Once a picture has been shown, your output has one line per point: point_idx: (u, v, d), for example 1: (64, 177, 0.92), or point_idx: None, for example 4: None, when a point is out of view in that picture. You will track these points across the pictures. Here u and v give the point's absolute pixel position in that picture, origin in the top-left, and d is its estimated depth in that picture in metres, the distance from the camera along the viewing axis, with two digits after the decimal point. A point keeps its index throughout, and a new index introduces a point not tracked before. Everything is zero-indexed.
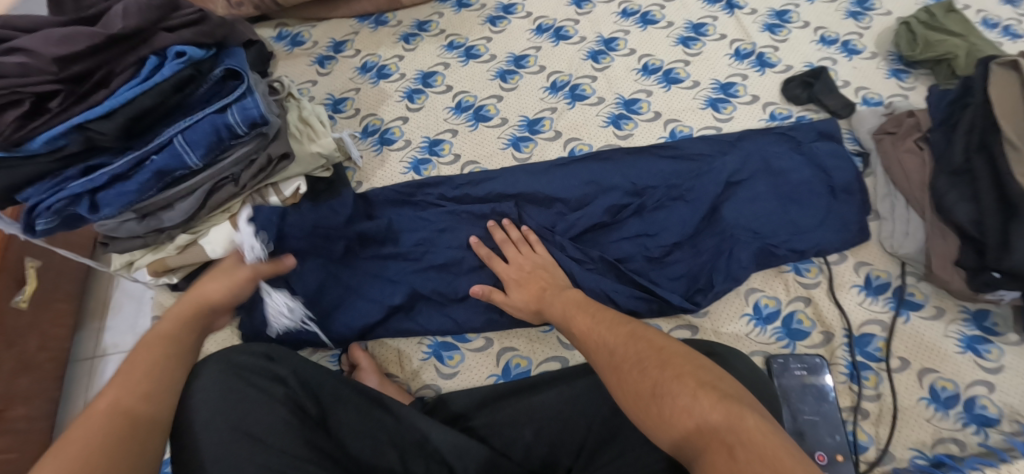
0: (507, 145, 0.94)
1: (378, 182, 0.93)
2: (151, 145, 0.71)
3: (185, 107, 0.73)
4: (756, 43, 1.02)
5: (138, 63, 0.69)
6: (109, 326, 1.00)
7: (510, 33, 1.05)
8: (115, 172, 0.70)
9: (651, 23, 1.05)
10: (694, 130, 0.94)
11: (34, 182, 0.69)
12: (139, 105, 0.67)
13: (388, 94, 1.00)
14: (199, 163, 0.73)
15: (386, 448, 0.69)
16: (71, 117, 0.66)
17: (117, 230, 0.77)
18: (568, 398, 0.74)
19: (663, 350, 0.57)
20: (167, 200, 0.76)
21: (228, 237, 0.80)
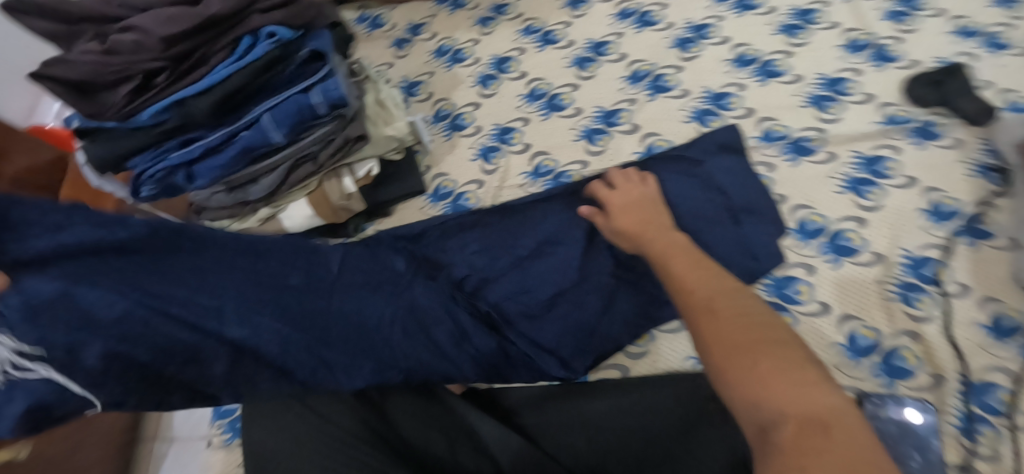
0: (579, 136, 0.88)
1: (447, 167, 0.89)
2: (241, 121, 0.73)
3: (271, 87, 0.74)
4: (874, 33, 0.89)
5: (234, 43, 0.71)
6: None
7: (590, 18, 0.98)
8: (207, 146, 0.73)
9: (748, 9, 0.94)
10: (792, 130, 0.84)
11: (138, 152, 0.72)
12: (233, 84, 0.70)
13: (461, 79, 0.96)
14: (282, 140, 0.74)
15: (432, 433, 0.66)
16: (173, 93, 0.69)
17: (208, 201, 0.80)
18: (628, 401, 0.68)
19: (723, 305, 0.51)
20: (252, 174, 0.77)
21: (306, 214, 0.82)
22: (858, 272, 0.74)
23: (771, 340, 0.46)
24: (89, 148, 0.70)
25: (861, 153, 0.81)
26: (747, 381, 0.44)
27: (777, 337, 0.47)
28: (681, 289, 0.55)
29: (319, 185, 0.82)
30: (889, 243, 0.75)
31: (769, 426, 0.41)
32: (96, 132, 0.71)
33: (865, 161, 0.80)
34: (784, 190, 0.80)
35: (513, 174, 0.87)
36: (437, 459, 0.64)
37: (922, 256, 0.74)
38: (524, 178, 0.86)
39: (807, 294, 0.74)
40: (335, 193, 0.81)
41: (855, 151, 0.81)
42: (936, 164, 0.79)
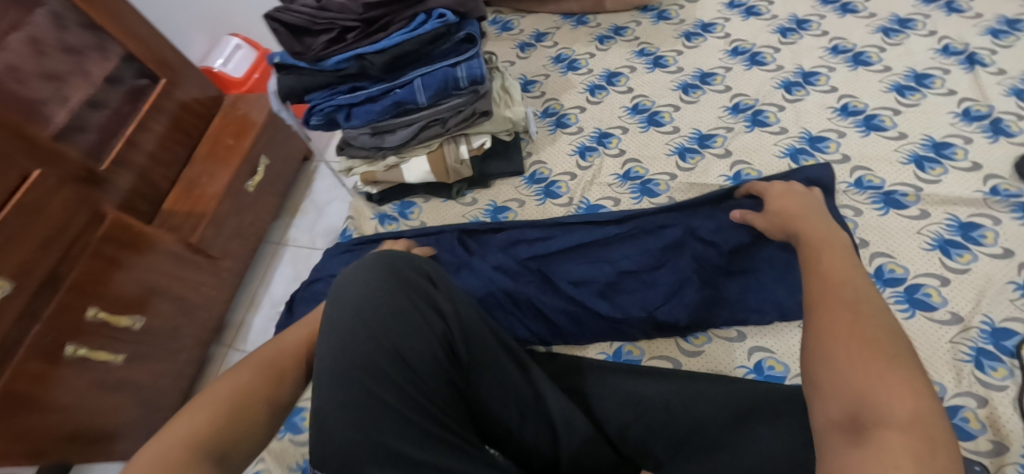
0: (673, 152, 0.93)
1: (546, 157, 0.98)
2: (399, 80, 0.85)
3: (427, 57, 0.85)
4: (993, 106, 0.88)
5: (412, 18, 0.83)
6: (295, 223, 1.40)
7: (703, 50, 1.03)
8: (368, 94, 0.85)
9: (863, 64, 0.96)
10: (886, 183, 0.84)
11: (318, 88, 0.86)
12: (403, 49, 0.82)
13: (572, 85, 1.04)
14: (426, 102, 0.86)
15: (506, 398, 0.65)
16: (356, 49, 0.83)
17: (353, 139, 0.91)
18: (677, 389, 0.72)
19: (859, 310, 0.54)
20: (393, 125, 0.89)
21: (423, 170, 0.93)
22: (932, 328, 0.74)
23: (885, 350, 0.50)
24: (283, 79, 0.86)
25: (956, 218, 0.80)
26: (856, 382, 0.49)
27: (900, 359, 0.50)
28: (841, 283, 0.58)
29: (440, 146, 0.92)
30: (971, 307, 0.74)
31: (859, 421, 0.47)
32: (291, 67, 0.86)
33: (959, 225, 0.80)
34: (867, 236, 0.81)
35: (604, 174, 0.94)
36: (502, 425, 0.65)
37: (1004, 327, 0.72)
38: (614, 179, 0.93)
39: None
40: (451, 155, 0.92)
41: (951, 215, 0.81)
42: None
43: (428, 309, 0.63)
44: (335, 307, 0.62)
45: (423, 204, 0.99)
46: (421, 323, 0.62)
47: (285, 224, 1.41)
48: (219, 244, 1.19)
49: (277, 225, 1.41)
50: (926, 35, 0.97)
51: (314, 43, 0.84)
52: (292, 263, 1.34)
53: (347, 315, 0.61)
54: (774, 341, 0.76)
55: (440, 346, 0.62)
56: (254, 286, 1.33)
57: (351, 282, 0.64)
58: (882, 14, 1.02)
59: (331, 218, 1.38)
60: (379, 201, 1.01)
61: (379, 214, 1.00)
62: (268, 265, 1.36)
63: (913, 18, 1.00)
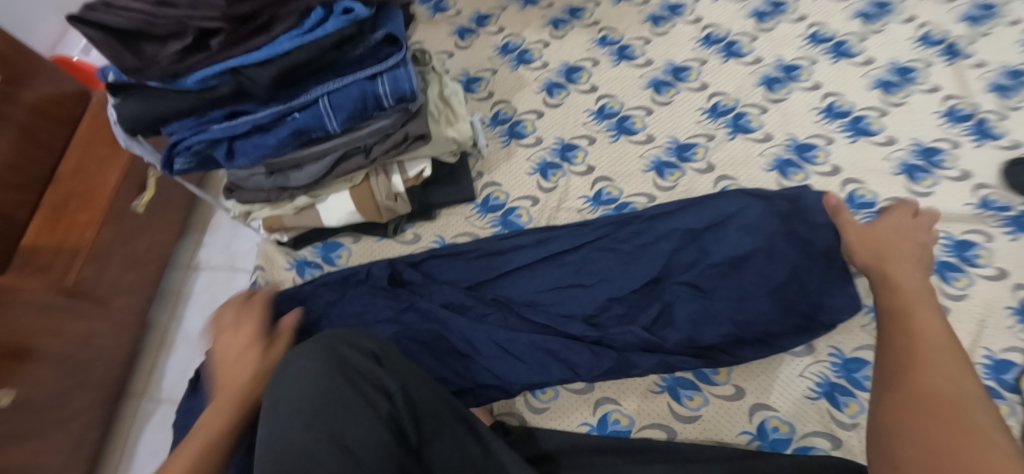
0: (648, 168, 0.81)
1: (502, 177, 0.83)
2: (296, 101, 0.66)
3: (332, 66, 0.65)
4: (978, 104, 0.82)
5: (305, 12, 0.61)
6: (205, 242, 1.19)
7: (672, 39, 0.91)
8: (256, 122, 0.66)
9: (845, 56, 0.87)
10: (880, 197, 0.77)
11: (177, 118, 0.66)
12: (297, 59, 0.61)
13: (526, 83, 0.89)
14: (337, 128, 0.68)
15: None
16: (226, 60, 0.61)
17: (245, 181, 0.74)
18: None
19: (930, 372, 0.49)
20: (299, 159, 0.72)
21: (347, 209, 0.77)
22: None
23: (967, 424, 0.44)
24: (122, 105, 0.64)
25: (950, 235, 0.75)
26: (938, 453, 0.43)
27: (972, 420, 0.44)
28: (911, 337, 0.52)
29: (365, 180, 0.76)
30: (972, 339, 0.70)
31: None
32: (132, 88, 0.65)
33: (954, 244, 0.75)
34: None
35: (572, 196, 0.81)
36: None
37: (1006, 360, 0.68)
38: (584, 203, 0.80)
39: (855, 412, 0.66)
40: (382, 191, 0.76)
41: (946, 232, 0.75)
42: None
43: (375, 393, 0.60)
44: (277, 404, 0.58)
45: (353, 246, 0.84)
46: (372, 410, 0.58)
47: (194, 243, 1.20)
48: (109, 282, 0.99)
49: (184, 244, 1.20)
50: (905, 21, 0.89)
51: (161, 53, 0.61)
52: (207, 292, 1.13)
53: (293, 409, 0.57)
54: (778, 396, 0.69)
55: (392, 431, 0.58)
56: (165, 321, 1.12)
57: (292, 375, 0.60)
58: None
59: (248, 236, 1.17)
60: (295, 245, 0.85)
61: (297, 261, 0.84)
62: (179, 296, 1.15)
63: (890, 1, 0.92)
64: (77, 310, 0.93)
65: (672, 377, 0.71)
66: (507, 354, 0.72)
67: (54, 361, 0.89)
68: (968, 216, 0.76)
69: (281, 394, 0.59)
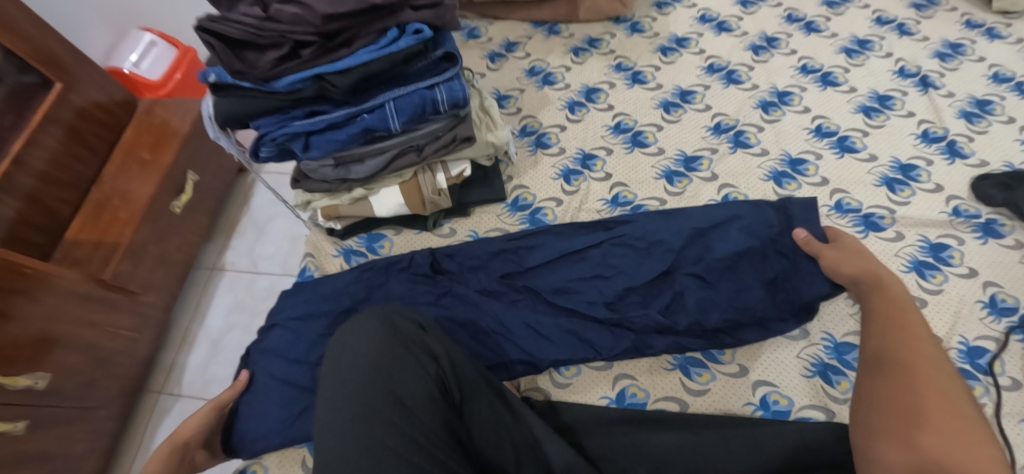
0: (659, 176, 0.92)
1: (529, 181, 0.94)
2: (367, 104, 0.77)
3: (399, 76, 0.77)
4: (948, 128, 0.93)
5: (381, 32, 0.74)
6: (230, 246, 1.30)
7: (680, 67, 1.03)
8: (331, 120, 0.77)
9: (831, 85, 0.99)
10: (863, 206, 0.87)
11: (266, 114, 0.77)
12: (372, 69, 0.73)
13: (550, 101, 1.01)
14: (399, 128, 0.79)
15: (504, 444, 0.68)
16: (314, 68, 0.73)
17: (313, 172, 0.84)
18: (698, 439, 0.70)
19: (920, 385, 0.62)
20: (362, 154, 0.82)
21: (396, 202, 0.87)
22: None
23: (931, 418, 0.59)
24: (220, 103, 0.75)
25: (927, 239, 0.85)
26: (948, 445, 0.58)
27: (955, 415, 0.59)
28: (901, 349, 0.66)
29: (413, 176, 0.86)
30: (949, 328, 0.79)
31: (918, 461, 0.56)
32: (229, 88, 0.75)
33: (930, 246, 0.84)
34: None
35: (592, 199, 0.91)
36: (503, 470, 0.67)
37: (977, 346, 0.77)
38: (602, 205, 0.91)
39: (845, 388, 0.75)
40: (428, 187, 0.86)
41: (922, 236, 0.85)
42: (1002, 264, 0.82)
43: (425, 357, 0.67)
44: (339, 364, 0.66)
45: (395, 237, 0.93)
46: (424, 370, 0.65)
47: (219, 247, 1.30)
48: (140, 278, 1.07)
49: (210, 249, 1.30)
50: (884, 57, 1.02)
51: (259, 60, 0.72)
52: (230, 292, 1.24)
53: (353, 368, 0.65)
54: (777, 373, 0.77)
55: (440, 392, 0.65)
56: (187, 320, 1.21)
57: (352, 340, 0.67)
58: (843, 34, 1.05)
59: (270, 241, 1.29)
60: (342, 235, 0.95)
61: (343, 249, 0.94)
62: (203, 294, 1.25)
63: (870, 39, 1.04)
64: (109, 303, 1.00)
65: (682, 357, 0.80)
66: (536, 334, 0.80)
67: (82, 347, 0.95)
68: (941, 222, 0.86)
69: (342, 356, 0.67)
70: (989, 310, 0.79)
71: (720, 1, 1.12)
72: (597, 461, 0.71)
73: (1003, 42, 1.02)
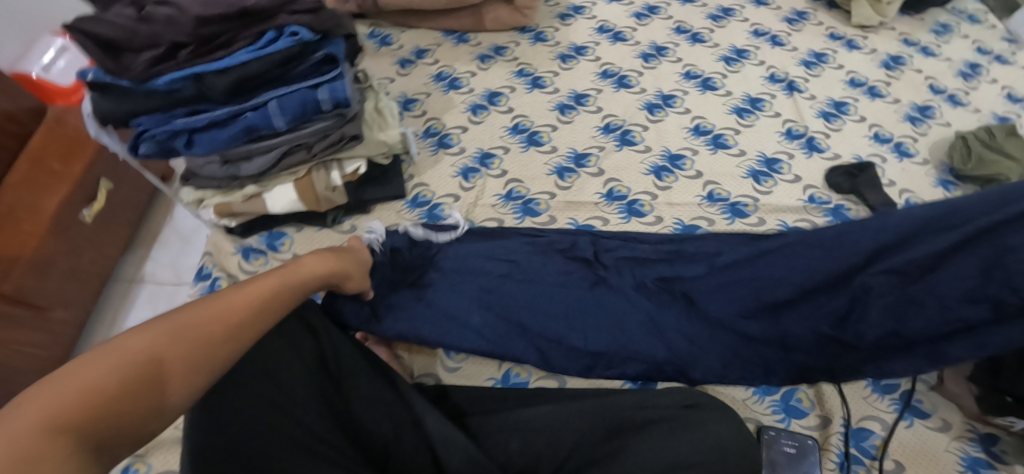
0: (551, 172, 1.00)
1: (430, 179, 1.00)
2: (250, 102, 0.82)
3: (283, 78, 0.82)
4: (808, 126, 1.04)
5: (260, 34, 0.79)
6: (151, 256, 1.51)
7: (576, 72, 1.11)
8: (213, 119, 0.81)
9: (710, 89, 1.08)
10: (732, 195, 0.97)
11: (147, 113, 0.80)
12: (252, 69, 0.78)
13: (454, 104, 1.08)
14: (283, 127, 0.83)
15: (380, 422, 0.69)
16: (193, 68, 0.78)
17: (201, 169, 0.86)
18: (557, 410, 0.75)
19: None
20: (249, 152, 0.86)
21: (290, 198, 0.91)
22: None
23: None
24: (98, 101, 0.79)
25: (785, 223, 0.94)
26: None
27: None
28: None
29: (307, 173, 0.91)
30: None
31: None
32: (105, 87, 0.79)
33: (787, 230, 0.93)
34: None
35: (488, 194, 0.98)
36: None
37: None
38: (498, 199, 0.97)
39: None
40: (321, 183, 0.91)
41: (781, 221, 0.94)
42: None
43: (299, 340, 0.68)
44: None
45: (295, 234, 0.97)
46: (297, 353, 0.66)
47: (140, 259, 1.51)
48: (46, 287, 1.27)
49: (128, 262, 1.50)
50: (758, 64, 1.11)
51: (134, 61, 0.76)
52: (147, 304, 1.44)
53: None
54: None
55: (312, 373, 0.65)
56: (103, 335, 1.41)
57: None
58: (723, 44, 1.14)
59: (196, 252, 1.51)
60: (242, 233, 0.96)
61: (242, 247, 0.96)
62: (123, 303, 1.45)
63: (747, 49, 1.14)
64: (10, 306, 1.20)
65: None
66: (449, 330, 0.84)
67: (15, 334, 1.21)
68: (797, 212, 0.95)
69: None
70: None
71: (616, 14, 1.20)
72: (479, 440, 0.76)
73: (860, 52, 1.13)
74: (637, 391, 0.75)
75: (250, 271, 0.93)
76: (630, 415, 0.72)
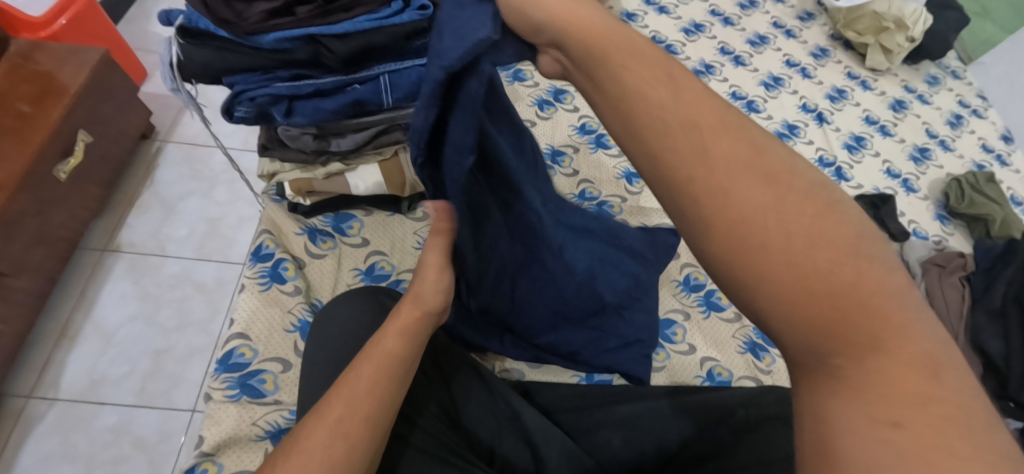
0: (620, 176, 1.03)
1: None
2: (359, 75, 0.78)
3: (398, 51, 0.78)
4: (837, 156, 1.16)
5: (384, 3, 0.74)
6: (128, 223, 1.37)
7: None
8: (319, 87, 0.77)
9: (754, 112, 1.17)
10: None
11: (244, 71, 0.75)
12: (373, 39, 0.73)
13: (521, 97, 1.09)
14: (390, 104, 0.80)
15: (488, 418, 0.74)
16: (309, 28, 0.72)
17: (290, 139, 0.81)
18: (657, 408, 0.79)
19: (856, 257, 0.42)
20: (344, 127, 0.82)
21: (374, 180, 0.89)
22: None
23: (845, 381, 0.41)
24: (192, 51, 0.72)
25: None
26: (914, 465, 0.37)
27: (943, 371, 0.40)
28: (705, 162, 0.44)
29: (394, 155, 0.89)
30: None
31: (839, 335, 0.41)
32: (202, 35, 0.72)
33: None
34: None
35: (562, 193, 1.00)
36: (486, 446, 0.72)
37: None
38: (572, 198, 0.99)
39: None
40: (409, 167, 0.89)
41: None
42: None
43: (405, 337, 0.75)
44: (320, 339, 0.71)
45: (364, 218, 0.95)
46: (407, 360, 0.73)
47: (114, 224, 1.36)
48: (13, 253, 1.08)
49: (99, 226, 1.35)
50: (792, 93, 1.22)
51: (248, 11, 0.70)
52: (126, 276, 1.30)
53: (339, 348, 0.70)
54: (718, 350, 0.91)
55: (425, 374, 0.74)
56: (69, 311, 1.24)
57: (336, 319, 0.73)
58: (762, 70, 1.24)
59: (181, 220, 1.39)
60: (305, 212, 0.93)
61: (307, 227, 0.92)
62: (95, 272, 1.29)
63: (782, 77, 1.24)
64: None
65: None
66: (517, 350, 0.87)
67: None
68: None
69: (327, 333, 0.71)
70: None
71: (667, 27, 1.27)
72: (577, 438, 0.78)
73: (872, 92, 1.27)
74: (724, 391, 0.81)
75: (320, 254, 0.90)
76: (727, 411, 0.77)
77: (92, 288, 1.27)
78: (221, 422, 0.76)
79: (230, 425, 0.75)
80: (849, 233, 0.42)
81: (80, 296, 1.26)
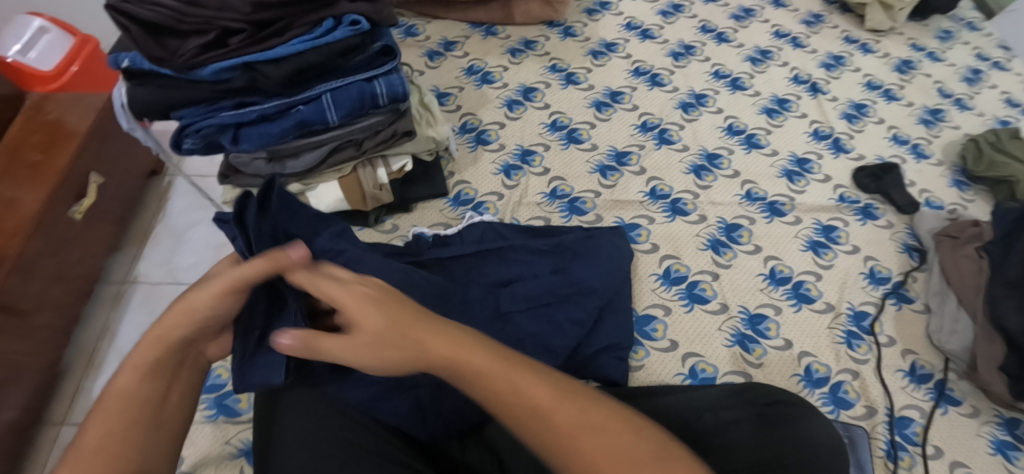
0: (594, 170, 1.00)
1: (473, 176, 0.99)
2: (302, 96, 0.78)
3: (338, 69, 0.79)
4: (834, 127, 1.08)
5: (315, 23, 0.74)
6: (144, 256, 1.43)
7: (608, 69, 1.12)
8: (262, 113, 0.78)
9: (739, 89, 1.11)
10: (769, 194, 1.00)
11: (189, 105, 0.76)
12: (307, 59, 0.74)
13: (489, 99, 1.07)
14: (336, 122, 0.81)
15: (450, 437, 0.67)
16: (243, 56, 0.73)
17: (247, 165, 0.84)
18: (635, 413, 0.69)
19: (633, 426, 0.48)
20: (297, 148, 0.84)
21: (336, 197, 0.89)
22: (813, 316, 0.89)
23: None
24: (137, 91, 0.74)
25: (820, 222, 0.98)
26: None
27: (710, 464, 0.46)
28: (519, 393, 0.49)
29: (352, 171, 0.89)
30: (839, 296, 0.92)
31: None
32: (146, 75, 0.74)
33: (822, 228, 0.97)
34: (759, 242, 0.95)
35: (532, 192, 0.97)
36: (450, 460, 0.65)
37: (862, 310, 0.91)
38: (542, 198, 0.96)
39: (730, 257, 0.94)
40: (368, 182, 0.89)
41: (816, 219, 0.98)
42: (886, 242, 0.97)
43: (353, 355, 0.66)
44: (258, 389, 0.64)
45: None
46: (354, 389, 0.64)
47: (132, 257, 1.43)
48: (34, 290, 1.13)
49: (120, 260, 1.42)
50: (781, 66, 1.15)
51: (182, 47, 0.72)
52: (142, 305, 1.35)
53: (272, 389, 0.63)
54: (703, 345, 0.86)
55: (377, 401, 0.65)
56: (94, 341, 1.30)
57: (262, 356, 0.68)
58: (747, 45, 1.18)
59: (190, 248, 1.43)
60: None
61: None
62: (115, 303, 1.36)
63: (770, 50, 1.17)
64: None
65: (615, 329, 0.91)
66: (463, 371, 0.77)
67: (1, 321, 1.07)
68: (832, 220, 0.98)
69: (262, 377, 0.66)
70: (863, 278, 0.93)
71: (643, 11, 1.22)
72: None
73: (874, 55, 1.18)
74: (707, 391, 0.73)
75: None
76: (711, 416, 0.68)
77: (112, 319, 1.33)
78: (198, 444, 0.78)
79: (206, 446, 0.77)
80: (622, 415, 0.48)
81: (104, 327, 1.32)
